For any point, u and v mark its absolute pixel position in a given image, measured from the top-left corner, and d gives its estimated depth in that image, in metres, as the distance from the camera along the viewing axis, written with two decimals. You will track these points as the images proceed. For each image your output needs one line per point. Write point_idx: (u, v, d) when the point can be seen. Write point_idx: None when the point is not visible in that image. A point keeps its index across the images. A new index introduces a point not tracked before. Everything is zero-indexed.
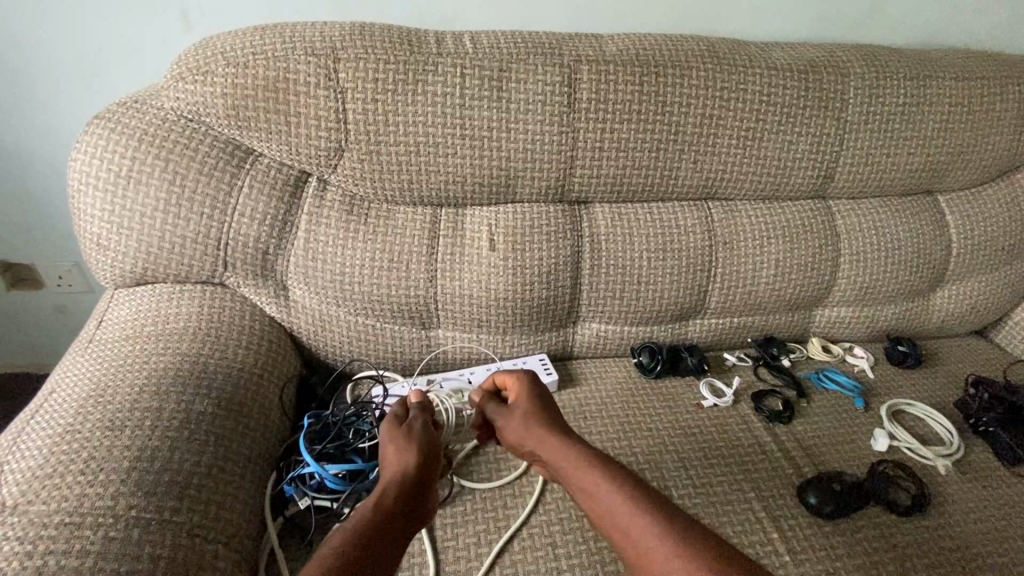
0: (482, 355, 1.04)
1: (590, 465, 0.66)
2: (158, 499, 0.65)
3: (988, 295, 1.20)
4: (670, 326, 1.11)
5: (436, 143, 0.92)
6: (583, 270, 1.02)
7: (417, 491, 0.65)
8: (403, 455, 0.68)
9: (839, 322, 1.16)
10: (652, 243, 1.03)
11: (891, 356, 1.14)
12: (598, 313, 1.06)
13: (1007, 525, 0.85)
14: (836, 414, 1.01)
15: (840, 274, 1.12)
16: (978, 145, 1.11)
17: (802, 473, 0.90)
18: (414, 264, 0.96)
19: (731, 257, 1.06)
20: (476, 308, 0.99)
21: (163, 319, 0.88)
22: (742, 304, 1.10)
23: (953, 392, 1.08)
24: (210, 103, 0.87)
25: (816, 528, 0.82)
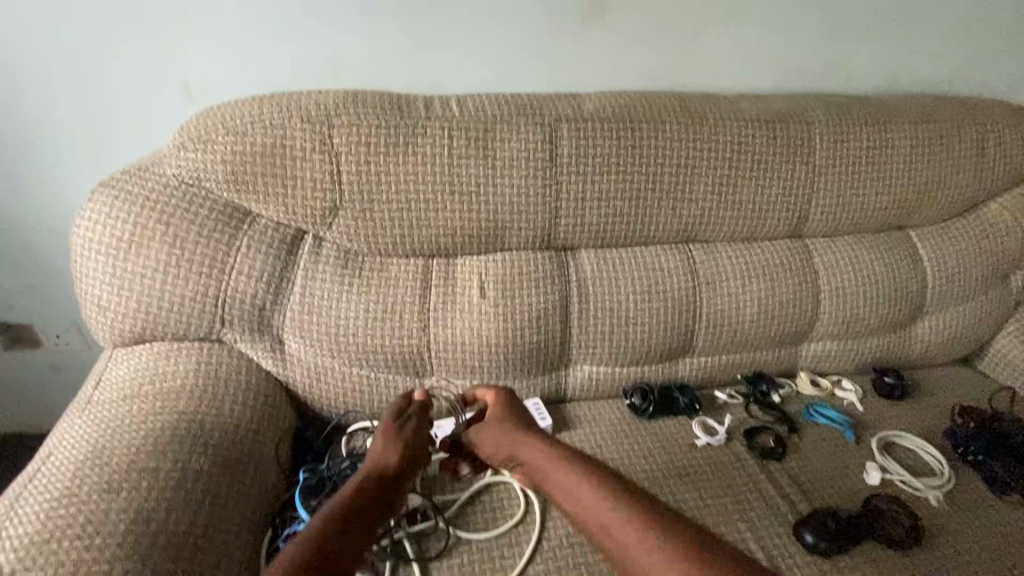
0: None
1: (565, 463, 0.76)
2: (153, 562, 0.65)
3: (968, 325, 1.23)
4: (660, 365, 1.13)
5: (426, 199, 0.97)
6: (572, 314, 1.05)
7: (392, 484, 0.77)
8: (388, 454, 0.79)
9: (825, 355, 1.19)
10: (639, 286, 1.07)
11: (878, 388, 1.16)
12: (589, 356, 1.08)
13: (1004, 557, 0.85)
14: (827, 449, 1.02)
15: (821, 309, 1.15)
16: (941, 182, 1.17)
17: (797, 510, 0.91)
18: (408, 314, 0.99)
19: (714, 297, 1.10)
20: (469, 355, 1.01)
21: (162, 377, 0.90)
22: (728, 341, 1.13)
23: (941, 422, 1.10)
24: (211, 169, 0.92)
25: (814, 566, 0.82)
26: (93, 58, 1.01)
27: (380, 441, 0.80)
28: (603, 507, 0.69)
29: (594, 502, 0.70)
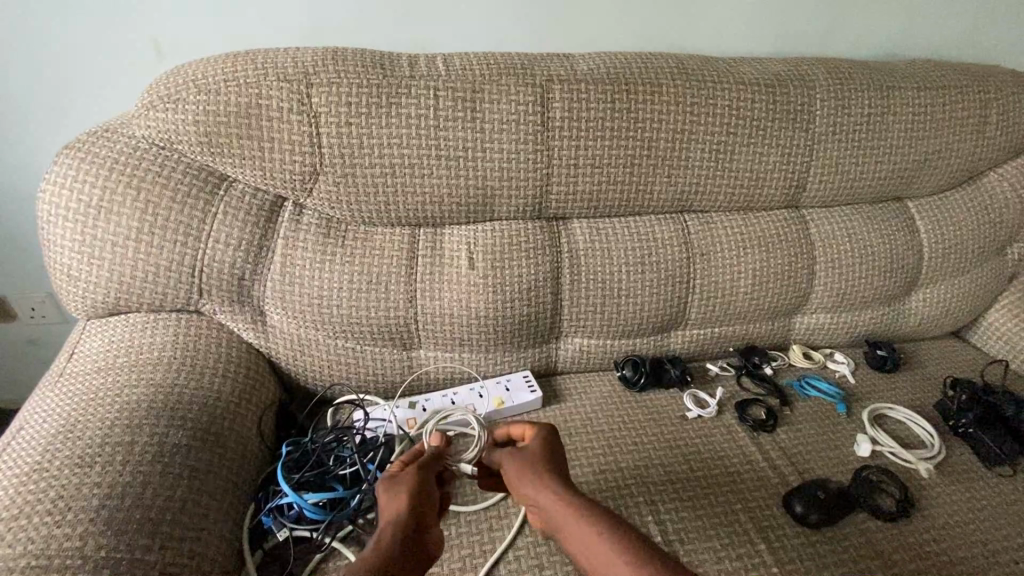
0: (464, 374, 1.03)
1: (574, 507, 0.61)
2: (129, 537, 0.63)
3: (962, 297, 1.22)
4: (652, 338, 1.11)
5: (411, 164, 0.92)
6: (563, 285, 1.02)
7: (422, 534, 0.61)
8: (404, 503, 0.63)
9: (819, 328, 1.17)
10: (632, 256, 1.04)
11: (870, 361, 1.15)
12: (580, 329, 1.06)
13: (991, 526, 0.85)
14: (819, 421, 1.02)
15: (816, 282, 1.13)
16: (942, 151, 1.14)
17: (788, 481, 0.90)
18: (393, 284, 0.95)
19: (708, 268, 1.07)
20: (457, 328, 0.99)
21: (137, 349, 0.87)
22: (721, 313, 1.11)
23: (932, 394, 1.09)
24: (182, 131, 0.87)
25: (804, 537, 0.82)
26: (63, 20, 0.96)
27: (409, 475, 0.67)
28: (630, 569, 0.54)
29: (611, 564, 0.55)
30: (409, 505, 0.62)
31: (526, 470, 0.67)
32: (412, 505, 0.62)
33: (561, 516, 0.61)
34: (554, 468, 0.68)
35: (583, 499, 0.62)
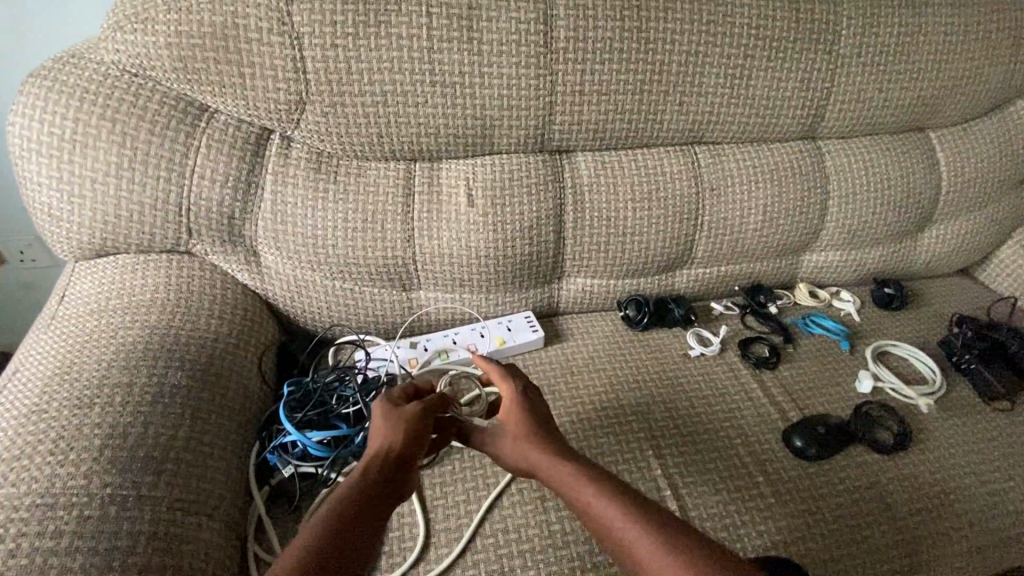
0: (464, 315, 1.01)
1: (574, 463, 0.63)
2: (133, 475, 0.63)
3: (975, 233, 1.18)
4: (656, 278, 1.08)
5: (405, 92, 0.86)
6: (566, 223, 0.98)
7: (398, 469, 0.60)
8: (389, 437, 0.61)
9: (827, 266, 1.14)
10: (638, 192, 1.00)
11: (877, 299, 1.13)
12: (583, 268, 1.03)
13: (985, 458, 0.86)
14: (822, 358, 1.01)
15: (827, 218, 1.09)
16: (972, 76, 1.07)
17: (788, 416, 0.91)
18: (389, 223, 0.92)
19: (717, 204, 1.03)
20: (458, 268, 0.96)
21: (128, 291, 0.84)
22: (727, 252, 1.07)
23: (937, 331, 1.08)
24: (154, 55, 0.80)
25: (801, 469, 0.83)
26: None
27: (381, 424, 0.63)
28: (622, 517, 0.56)
29: (624, 529, 0.55)
30: (390, 442, 0.61)
31: (528, 423, 0.67)
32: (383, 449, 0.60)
33: (558, 466, 0.62)
34: (546, 432, 0.67)
35: (581, 459, 0.63)
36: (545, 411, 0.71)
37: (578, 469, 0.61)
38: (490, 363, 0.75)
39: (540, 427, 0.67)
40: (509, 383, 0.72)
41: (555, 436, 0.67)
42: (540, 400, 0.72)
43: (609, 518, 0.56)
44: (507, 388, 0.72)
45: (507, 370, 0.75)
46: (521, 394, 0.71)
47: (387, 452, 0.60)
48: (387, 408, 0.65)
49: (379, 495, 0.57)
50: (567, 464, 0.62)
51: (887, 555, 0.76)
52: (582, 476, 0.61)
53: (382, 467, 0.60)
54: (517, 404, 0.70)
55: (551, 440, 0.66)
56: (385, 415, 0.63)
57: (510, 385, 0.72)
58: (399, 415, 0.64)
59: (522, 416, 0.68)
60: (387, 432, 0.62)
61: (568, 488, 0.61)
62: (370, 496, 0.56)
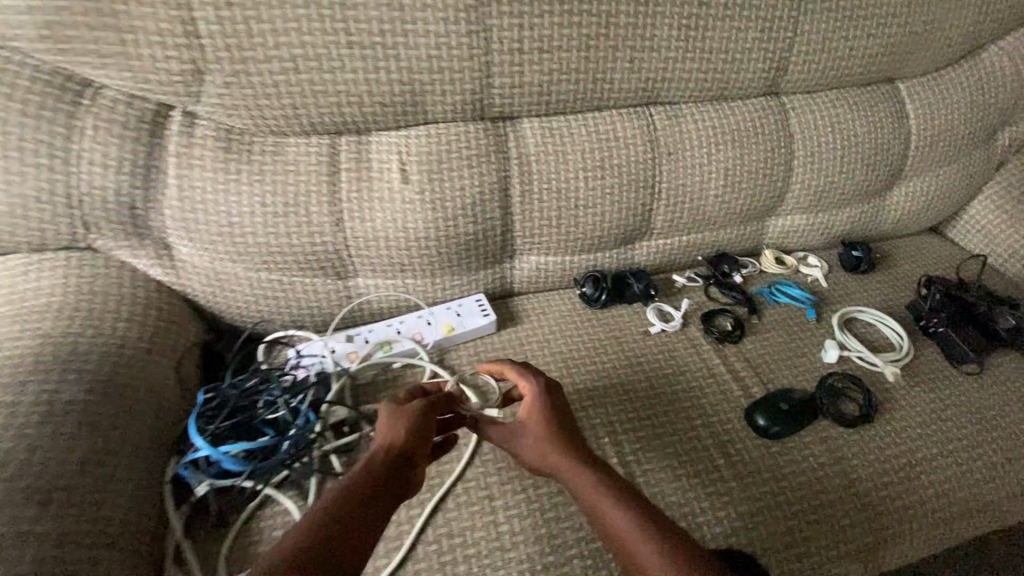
0: (409, 302, 0.94)
1: (592, 470, 0.60)
2: (14, 509, 0.56)
3: (945, 190, 1.14)
4: (615, 252, 1.01)
5: (317, 56, 0.76)
6: (512, 197, 0.91)
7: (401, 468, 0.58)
8: (396, 433, 0.60)
9: (793, 231, 1.09)
10: (589, 160, 0.92)
11: (844, 263, 1.09)
12: (535, 245, 0.96)
13: (950, 426, 0.84)
14: (788, 328, 0.97)
15: (793, 180, 1.03)
16: (942, 21, 1.00)
17: (751, 392, 0.87)
18: (315, 206, 0.83)
19: (675, 169, 0.96)
20: (396, 252, 0.88)
21: (19, 295, 0.75)
22: (689, 220, 1.01)
23: (905, 294, 1.04)
24: (13, 21, 0.68)
25: (764, 449, 0.80)
26: None
27: (387, 419, 0.61)
28: (637, 536, 0.53)
29: (638, 549, 0.52)
30: (397, 438, 0.59)
31: (547, 421, 0.65)
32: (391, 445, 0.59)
33: (576, 472, 0.60)
34: (565, 433, 0.64)
35: (599, 468, 0.61)
36: (565, 408, 0.68)
37: (596, 477, 0.59)
38: (509, 360, 0.72)
39: (560, 426, 0.65)
40: (531, 378, 0.69)
41: (575, 437, 0.64)
42: (562, 396, 0.69)
43: (624, 534, 0.54)
44: (527, 383, 0.69)
45: (527, 365, 0.71)
46: (542, 390, 0.68)
47: (394, 448, 0.59)
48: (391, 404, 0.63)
49: (382, 496, 0.54)
50: (584, 471, 0.60)
51: (848, 532, 0.74)
52: (600, 486, 0.58)
53: (387, 465, 0.57)
54: (537, 400, 0.67)
55: (568, 439, 0.64)
56: (392, 411, 0.62)
57: (529, 380, 0.69)
58: (405, 411, 0.62)
59: (541, 413, 0.66)
60: (394, 428, 0.61)
61: (584, 495, 0.58)
62: (369, 496, 0.53)
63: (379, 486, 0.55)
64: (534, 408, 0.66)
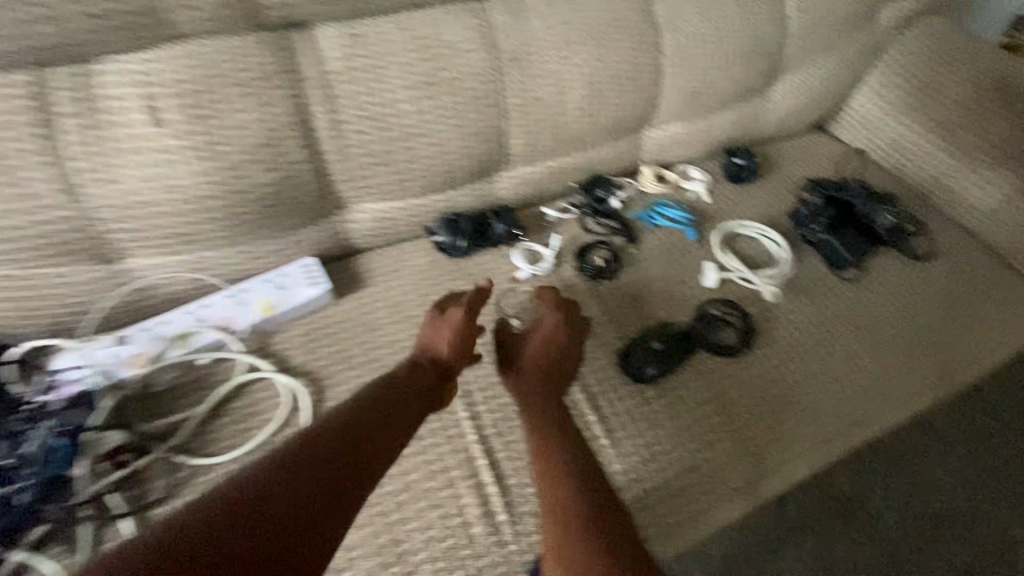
0: (210, 283, 0.74)
1: (560, 422, 0.64)
2: None
3: (826, 81, 1.05)
4: (471, 188, 0.85)
5: None
6: (319, 132, 0.71)
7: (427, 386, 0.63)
8: (438, 345, 0.66)
9: (672, 142, 0.97)
10: (413, 74, 0.73)
11: (728, 173, 0.99)
12: (366, 192, 0.77)
13: (829, 339, 0.79)
14: (667, 253, 0.87)
15: (664, 81, 0.90)
16: None
17: (626, 333, 0.77)
18: (28, 169, 0.61)
19: (524, 79, 0.79)
20: (169, 219, 0.67)
21: None
22: (552, 141, 0.85)
23: (790, 200, 0.97)
24: None
25: (640, 396, 0.71)
26: None
27: (436, 332, 0.67)
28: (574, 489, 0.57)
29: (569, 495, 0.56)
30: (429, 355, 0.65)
31: (547, 361, 0.68)
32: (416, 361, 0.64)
33: (550, 417, 0.64)
34: (554, 381, 0.68)
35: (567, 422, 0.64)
36: (575, 352, 0.71)
37: (561, 427, 0.63)
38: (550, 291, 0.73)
39: (554, 368, 0.68)
40: (558, 315, 0.71)
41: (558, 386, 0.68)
42: (577, 339, 0.71)
43: (561, 478, 0.58)
44: (551, 317, 0.71)
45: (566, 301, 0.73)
46: (564, 330, 0.70)
47: (417, 364, 0.64)
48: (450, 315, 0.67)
49: (385, 420, 0.56)
50: (553, 421, 0.64)
51: (726, 472, 0.68)
52: (560, 435, 0.62)
53: (409, 381, 0.62)
54: (546, 337, 0.70)
55: (552, 388, 0.67)
56: (451, 320, 0.67)
57: (558, 316, 0.71)
58: (441, 326, 0.67)
59: (551, 348, 0.69)
60: (438, 341, 0.66)
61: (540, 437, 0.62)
62: (360, 427, 0.54)
63: (383, 406, 0.58)
64: (540, 343, 0.69)
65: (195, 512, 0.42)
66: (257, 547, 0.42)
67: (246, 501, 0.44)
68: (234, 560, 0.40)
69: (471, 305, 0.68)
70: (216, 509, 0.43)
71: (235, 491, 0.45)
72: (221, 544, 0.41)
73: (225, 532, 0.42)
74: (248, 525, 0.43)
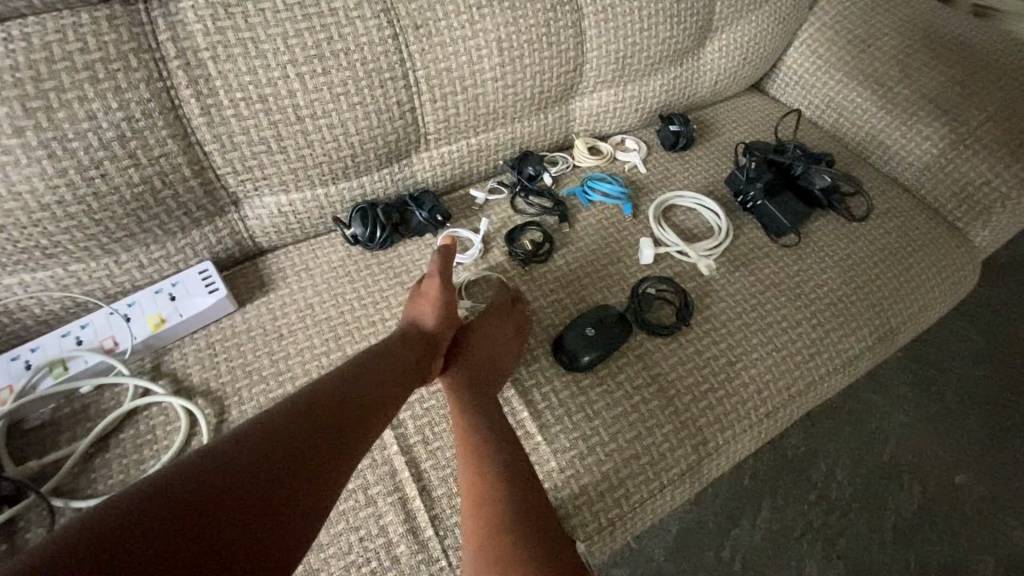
0: (89, 299, 0.65)
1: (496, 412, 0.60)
2: None
3: (760, 38, 1.00)
4: (386, 173, 0.78)
5: None
6: (193, 119, 0.62)
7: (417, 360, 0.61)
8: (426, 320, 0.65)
9: (604, 111, 0.92)
10: (297, 48, 0.64)
11: (663, 141, 0.94)
12: (262, 184, 0.69)
13: (769, 309, 0.76)
14: (603, 231, 0.82)
15: (589, 45, 0.83)
16: None
17: (560, 319, 0.73)
18: None
19: (431, 48, 0.71)
20: (17, 232, 0.58)
21: None
22: (470, 116, 0.79)
23: (727, 166, 0.93)
24: None
25: (575, 386, 0.67)
26: None
27: (424, 303, 0.67)
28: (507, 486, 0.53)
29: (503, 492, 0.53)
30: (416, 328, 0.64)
31: (501, 348, 0.67)
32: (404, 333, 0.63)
33: (489, 405, 0.61)
34: (503, 369, 0.66)
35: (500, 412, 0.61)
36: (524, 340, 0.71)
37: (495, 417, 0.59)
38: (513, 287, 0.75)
39: (509, 355, 0.67)
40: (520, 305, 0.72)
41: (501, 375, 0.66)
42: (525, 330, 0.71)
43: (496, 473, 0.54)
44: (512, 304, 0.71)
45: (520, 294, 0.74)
46: (520, 317, 0.70)
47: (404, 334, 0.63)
48: (433, 289, 0.67)
49: (376, 387, 0.54)
50: (492, 410, 0.60)
51: (668, 458, 0.65)
52: (496, 425, 0.59)
53: (397, 351, 0.60)
54: (504, 323, 0.69)
55: (495, 378, 0.65)
56: (433, 292, 0.67)
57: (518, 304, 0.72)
58: (429, 298, 0.67)
59: (513, 331, 0.69)
60: (426, 314, 0.66)
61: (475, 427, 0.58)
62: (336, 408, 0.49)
63: (376, 372, 0.55)
64: (501, 326, 0.69)
65: (180, 476, 0.38)
66: (244, 521, 0.38)
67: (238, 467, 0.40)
68: (223, 534, 0.37)
69: (445, 278, 0.69)
70: (205, 474, 0.39)
71: (221, 457, 0.40)
72: (212, 516, 0.37)
73: (217, 500, 0.38)
74: (236, 497, 0.39)
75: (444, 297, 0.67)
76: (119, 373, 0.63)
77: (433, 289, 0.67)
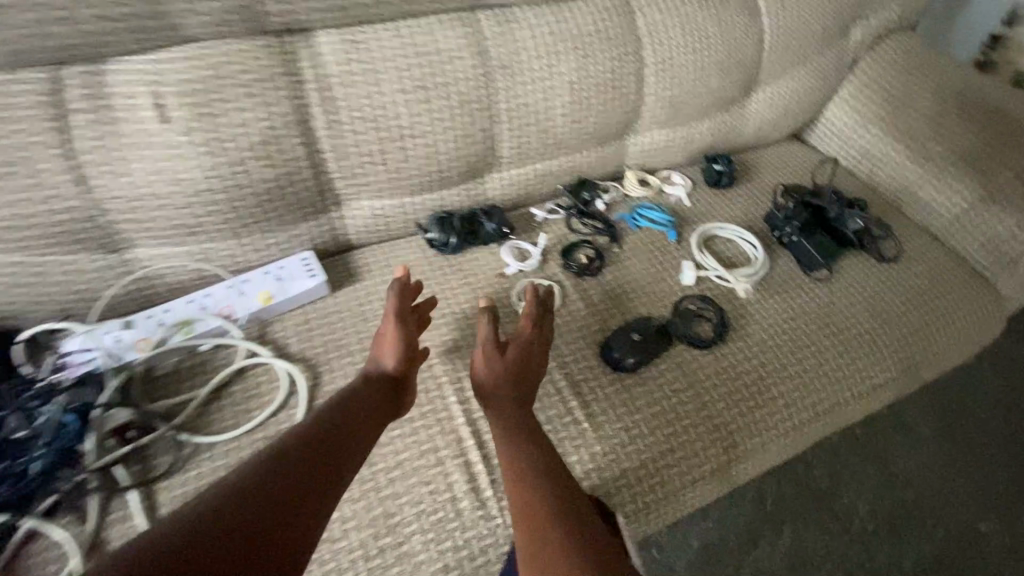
0: (213, 272, 0.77)
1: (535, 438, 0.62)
2: None
3: (802, 92, 1.10)
4: (462, 188, 0.89)
5: None
6: (317, 130, 0.75)
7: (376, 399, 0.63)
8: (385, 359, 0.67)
9: (655, 148, 1.02)
10: (407, 79, 0.77)
11: (708, 178, 1.04)
12: (362, 188, 0.81)
13: (800, 334, 0.83)
14: (649, 253, 0.91)
15: (647, 89, 0.95)
16: None
17: (608, 326, 0.81)
18: (39, 165, 0.64)
19: (514, 84, 0.83)
20: (173, 212, 0.71)
21: None
22: (540, 144, 0.90)
23: (766, 204, 1.02)
24: None
25: (619, 384, 0.75)
26: None
27: (390, 338, 0.68)
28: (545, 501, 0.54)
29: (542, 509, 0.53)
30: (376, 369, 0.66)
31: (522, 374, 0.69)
32: (369, 375, 0.66)
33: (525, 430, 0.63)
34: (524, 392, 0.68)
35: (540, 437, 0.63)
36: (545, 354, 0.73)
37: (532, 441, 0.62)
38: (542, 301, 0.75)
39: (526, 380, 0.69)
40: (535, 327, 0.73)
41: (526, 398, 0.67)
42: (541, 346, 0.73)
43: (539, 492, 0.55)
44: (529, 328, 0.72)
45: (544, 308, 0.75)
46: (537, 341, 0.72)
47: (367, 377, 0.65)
48: (389, 327, 0.68)
49: (354, 434, 0.57)
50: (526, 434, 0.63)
51: (700, 457, 0.72)
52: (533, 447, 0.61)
53: (365, 396, 0.63)
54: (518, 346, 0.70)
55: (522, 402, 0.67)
56: (391, 331, 0.68)
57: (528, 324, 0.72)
58: (393, 333, 0.68)
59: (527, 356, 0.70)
60: (388, 352, 0.67)
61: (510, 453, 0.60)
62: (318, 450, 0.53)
63: (351, 415, 0.59)
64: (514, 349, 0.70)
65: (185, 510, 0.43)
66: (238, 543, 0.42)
67: (214, 523, 0.42)
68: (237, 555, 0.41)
69: (400, 316, 0.69)
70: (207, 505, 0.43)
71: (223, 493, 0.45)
72: (195, 568, 0.39)
73: (198, 550, 0.40)
74: (238, 522, 0.43)
75: (399, 335, 0.67)
76: (231, 337, 0.73)
77: (386, 328, 0.68)
